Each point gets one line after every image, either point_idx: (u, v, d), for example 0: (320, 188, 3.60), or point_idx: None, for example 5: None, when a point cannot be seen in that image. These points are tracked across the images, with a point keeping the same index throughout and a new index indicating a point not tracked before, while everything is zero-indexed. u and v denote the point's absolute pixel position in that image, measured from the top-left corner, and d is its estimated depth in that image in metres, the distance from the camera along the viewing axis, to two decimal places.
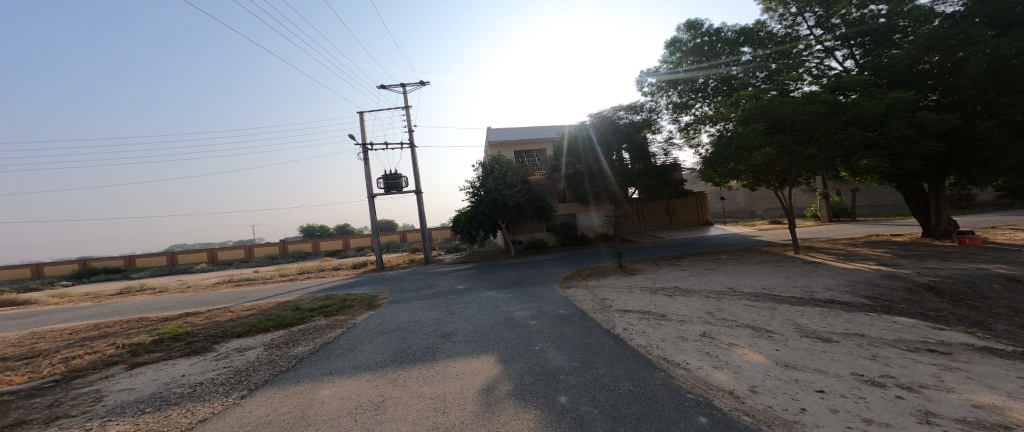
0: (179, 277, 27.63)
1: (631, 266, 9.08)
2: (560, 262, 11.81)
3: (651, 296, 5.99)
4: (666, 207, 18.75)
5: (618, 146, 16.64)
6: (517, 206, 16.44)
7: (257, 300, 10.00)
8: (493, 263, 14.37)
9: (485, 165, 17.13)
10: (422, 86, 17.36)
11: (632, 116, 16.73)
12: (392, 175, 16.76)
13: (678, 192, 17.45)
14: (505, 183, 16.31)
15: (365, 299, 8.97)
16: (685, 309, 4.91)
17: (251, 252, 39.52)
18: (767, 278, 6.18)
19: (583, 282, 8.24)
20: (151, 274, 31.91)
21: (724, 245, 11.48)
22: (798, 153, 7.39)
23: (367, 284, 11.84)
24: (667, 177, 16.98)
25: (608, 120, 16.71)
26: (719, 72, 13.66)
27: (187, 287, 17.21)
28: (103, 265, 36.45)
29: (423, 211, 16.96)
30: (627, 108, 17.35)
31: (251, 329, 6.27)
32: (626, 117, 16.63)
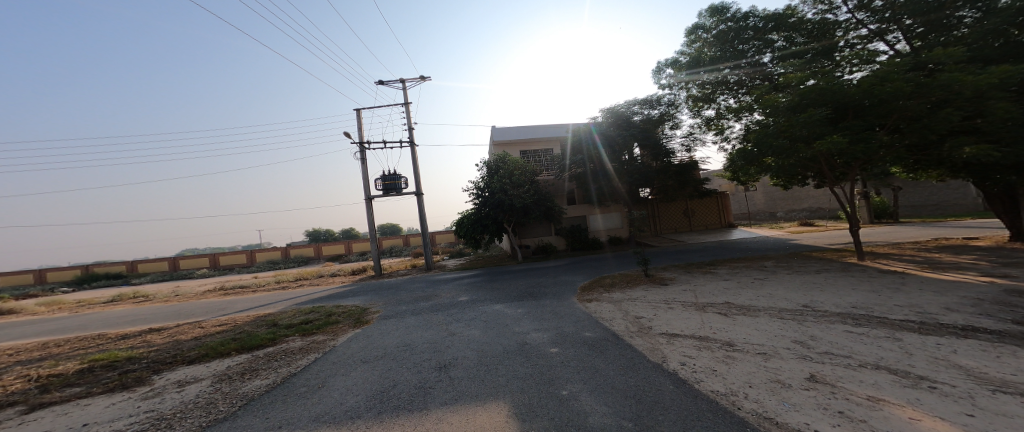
0: (177, 282, 26.85)
1: (661, 274, 7.80)
2: (575, 270, 10.56)
3: (701, 316, 4.70)
4: (685, 209, 17.38)
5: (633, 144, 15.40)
6: (525, 208, 15.30)
7: (236, 312, 8.92)
8: (499, 270, 13.15)
9: (490, 164, 16.04)
10: (423, 81, 16.42)
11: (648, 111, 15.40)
12: (391, 176, 15.74)
13: (699, 192, 16.13)
14: (512, 183, 15.19)
15: (354, 313, 7.81)
16: (761, 334, 3.63)
17: (253, 257, 38.84)
18: (848, 292, 4.87)
19: (607, 294, 6.97)
20: (151, 280, 31.28)
21: (761, 250, 10.12)
22: (873, 141, 6.18)
23: (361, 294, 10.72)
24: (687, 176, 15.74)
25: (622, 117, 15.54)
26: (748, 61, 12.35)
27: (177, 295, 16.26)
28: (105, 270, 35.96)
29: (424, 214, 15.87)
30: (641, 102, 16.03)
31: (209, 353, 5.17)
32: (641, 113, 15.42)
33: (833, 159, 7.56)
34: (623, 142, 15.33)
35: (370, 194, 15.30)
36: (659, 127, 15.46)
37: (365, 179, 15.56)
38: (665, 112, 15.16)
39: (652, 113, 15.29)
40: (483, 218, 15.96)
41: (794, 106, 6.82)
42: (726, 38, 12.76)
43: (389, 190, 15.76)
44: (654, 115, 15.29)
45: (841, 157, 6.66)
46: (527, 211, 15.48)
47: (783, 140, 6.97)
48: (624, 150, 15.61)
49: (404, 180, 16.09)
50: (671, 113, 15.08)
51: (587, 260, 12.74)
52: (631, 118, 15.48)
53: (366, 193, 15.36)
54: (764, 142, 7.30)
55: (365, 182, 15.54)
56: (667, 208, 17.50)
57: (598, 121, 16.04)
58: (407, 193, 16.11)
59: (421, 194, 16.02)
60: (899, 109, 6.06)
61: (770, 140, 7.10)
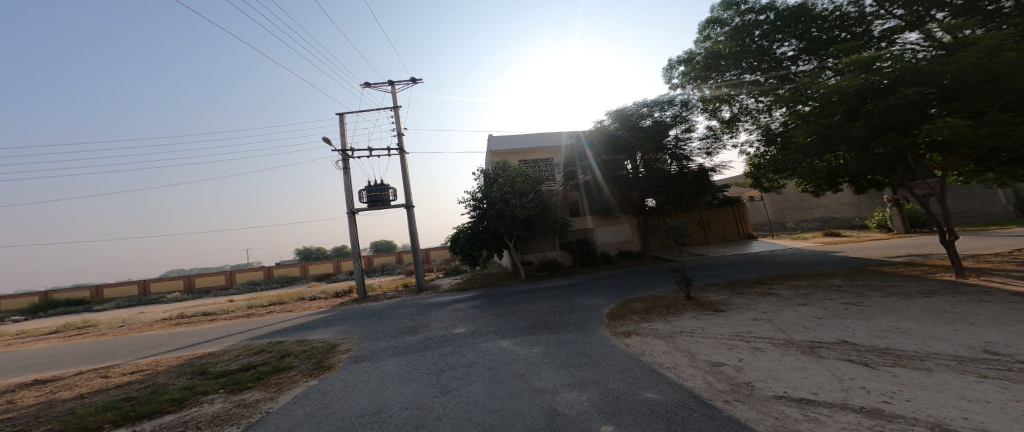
0: (143, 308, 24.43)
1: (706, 297, 6.24)
2: (591, 291, 8.95)
3: (824, 366, 3.02)
4: (699, 219, 16.05)
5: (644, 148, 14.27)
6: (528, 220, 13.83)
7: (169, 351, 7.03)
8: (500, 292, 11.45)
9: (489, 172, 14.64)
10: (414, 84, 15.15)
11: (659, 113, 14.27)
12: (378, 187, 14.16)
13: (716, 201, 14.87)
14: (513, 192, 13.74)
15: (317, 352, 6.04)
16: (999, 412, 1.99)
17: (232, 278, 36.29)
18: (1023, 327, 3.33)
19: (646, 325, 5.31)
20: (115, 306, 28.58)
21: (807, 263, 8.69)
22: (997, 124, 5.00)
23: (335, 323, 8.91)
24: (703, 184, 14.50)
25: (631, 120, 14.43)
26: (771, 57, 11.41)
27: (126, 325, 14.07)
28: (68, 296, 33.10)
29: (414, 228, 14.22)
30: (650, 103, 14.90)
31: (70, 430, 3.39)
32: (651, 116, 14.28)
33: (925, 158, 6.34)
34: (633, 146, 14.20)
35: (353, 207, 13.67)
36: (668, 131, 14.25)
37: (349, 190, 13.97)
38: (676, 114, 14.08)
39: (662, 116, 14.20)
40: (482, 231, 14.44)
41: (866, 91, 5.87)
42: (744, 32, 11.79)
43: (375, 203, 14.15)
44: (665, 118, 14.19)
45: (945, 149, 5.54)
46: (530, 223, 14.04)
47: (862, 127, 5.90)
48: (634, 154, 14.52)
49: (392, 192, 14.52)
50: (684, 115, 14.08)
51: (600, 279, 11.17)
52: (641, 120, 14.38)
53: (349, 206, 13.70)
54: (831, 132, 6.24)
55: (349, 193, 13.95)
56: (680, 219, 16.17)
57: (606, 125, 14.91)
58: (395, 206, 14.50)
59: (411, 206, 14.41)
60: (1017, 88, 5.05)
61: (843, 130, 6.05)
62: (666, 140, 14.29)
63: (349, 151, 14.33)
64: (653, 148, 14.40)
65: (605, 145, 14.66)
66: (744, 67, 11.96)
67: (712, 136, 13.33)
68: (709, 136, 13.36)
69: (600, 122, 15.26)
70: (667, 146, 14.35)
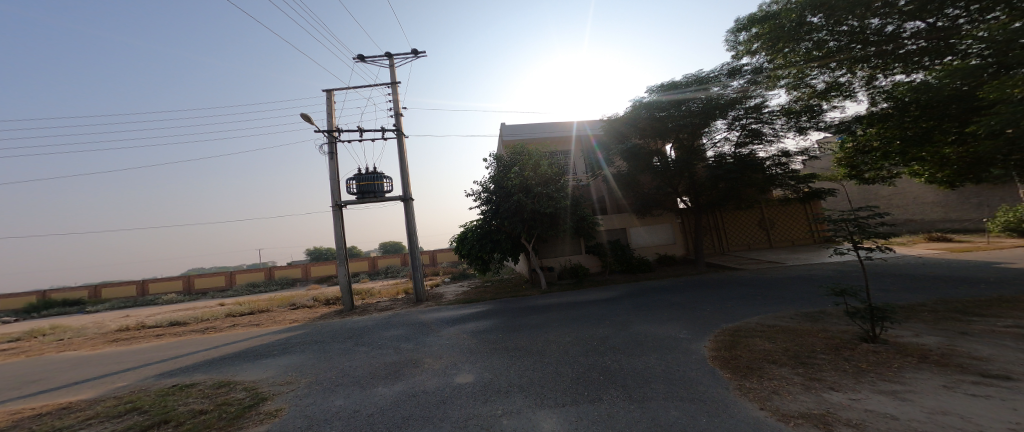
0: (127, 312, 22.64)
1: (903, 340, 3.49)
2: (652, 312, 6.25)
3: None
4: (761, 217, 12.82)
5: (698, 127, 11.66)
6: (552, 215, 11.37)
7: (22, 397, 4.63)
8: (518, 307, 8.87)
9: (503, 159, 12.09)
10: (415, 56, 12.98)
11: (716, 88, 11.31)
12: (370, 175, 11.78)
13: (784, 195, 11.72)
14: (535, 181, 11.19)
15: (215, 419, 3.50)
16: None
17: (232, 279, 34.66)
18: None
19: (843, 400, 2.58)
20: (106, 308, 27.08)
21: (990, 281, 5.75)
22: None
23: (292, 349, 6.42)
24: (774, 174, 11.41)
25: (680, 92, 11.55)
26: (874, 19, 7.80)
27: (75, 335, 11.95)
28: (63, 297, 31.75)
29: (413, 225, 11.78)
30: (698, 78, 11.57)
31: None
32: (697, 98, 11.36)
33: None
34: (682, 124, 11.56)
35: (339, 199, 11.30)
36: (721, 112, 11.30)
37: (335, 179, 11.65)
38: (735, 90, 11.09)
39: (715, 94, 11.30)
40: (494, 229, 11.93)
41: None
42: None
43: (367, 195, 11.79)
44: (719, 95, 11.21)
45: None
46: (553, 219, 11.55)
47: None
48: (676, 132, 11.73)
49: (388, 182, 12.15)
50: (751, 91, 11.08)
51: (651, 292, 8.49)
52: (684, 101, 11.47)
53: (334, 198, 11.35)
54: None
55: (335, 182, 11.63)
56: (736, 216, 12.86)
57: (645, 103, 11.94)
58: (391, 198, 12.10)
59: (410, 198, 12.00)
60: None
61: None
62: (717, 121, 11.51)
63: (336, 133, 12.05)
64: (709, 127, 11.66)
65: (641, 124, 11.97)
66: (829, 33, 8.53)
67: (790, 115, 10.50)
68: (789, 112, 10.48)
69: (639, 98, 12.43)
70: (713, 126, 11.58)
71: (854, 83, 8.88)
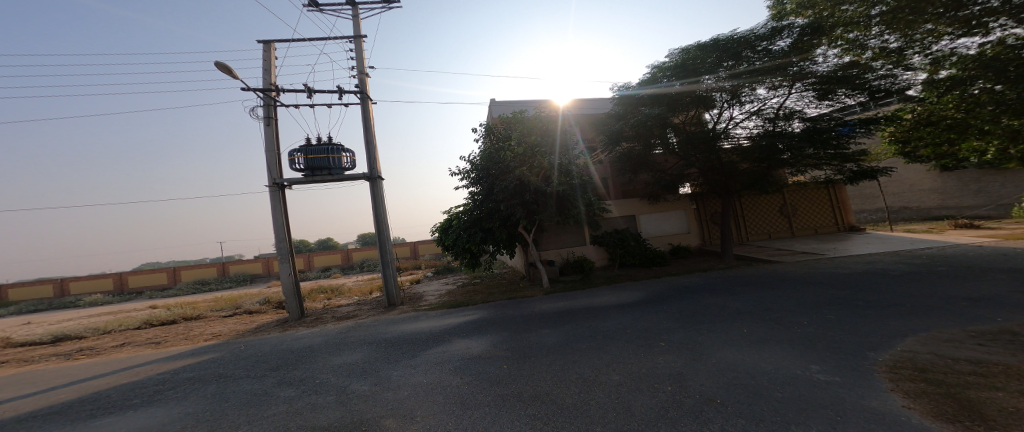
0: (34, 319, 18.72)
1: None
2: (722, 327, 4.34)
3: None
4: (783, 203, 11.39)
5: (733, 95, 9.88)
6: (560, 196, 9.56)
7: None
8: (520, 316, 6.80)
9: (496, 129, 9.96)
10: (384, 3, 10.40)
11: (752, 54, 9.37)
12: (322, 147, 9.19)
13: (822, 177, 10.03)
14: (540, 155, 9.20)
15: None
16: None
17: (179, 276, 30.50)
18: None
19: None
20: (13, 312, 22.76)
21: None
22: None
23: (170, 396, 4.04)
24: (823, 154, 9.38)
25: (708, 58, 9.63)
26: None
27: None
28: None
29: (382, 208, 9.40)
30: (735, 38, 9.47)
31: None
32: (717, 69, 9.59)
33: None
34: (705, 95, 9.86)
35: (280, 177, 8.70)
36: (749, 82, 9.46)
37: (276, 151, 9.02)
38: (775, 53, 9.12)
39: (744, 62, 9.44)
40: (485, 214, 9.74)
41: None
42: None
43: (320, 171, 9.24)
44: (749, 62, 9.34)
45: None
46: (561, 201, 9.70)
47: None
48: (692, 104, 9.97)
49: (348, 157, 9.64)
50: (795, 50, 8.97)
51: (689, 295, 6.63)
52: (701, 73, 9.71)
53: (274, 175, 8.73)
54: None
55: (276, 155, 8.99)
56: (756, 203, 11.39)
57: (666, 70, 10.17)
58: (352, 177, 9.60)
59: (376, 176, 9.53)
60: None
61: None
62: (748, 91, 9.67)
63: (277, 93, 9.33)
64: (744, 96, 9.83)
65: (651, 98, 10.34)
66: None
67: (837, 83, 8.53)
68: (841, 78, 8.53)
69: (658, 65, 10.55)
70: (743, 94, 9.78)
71: (916, 41, 6.50)
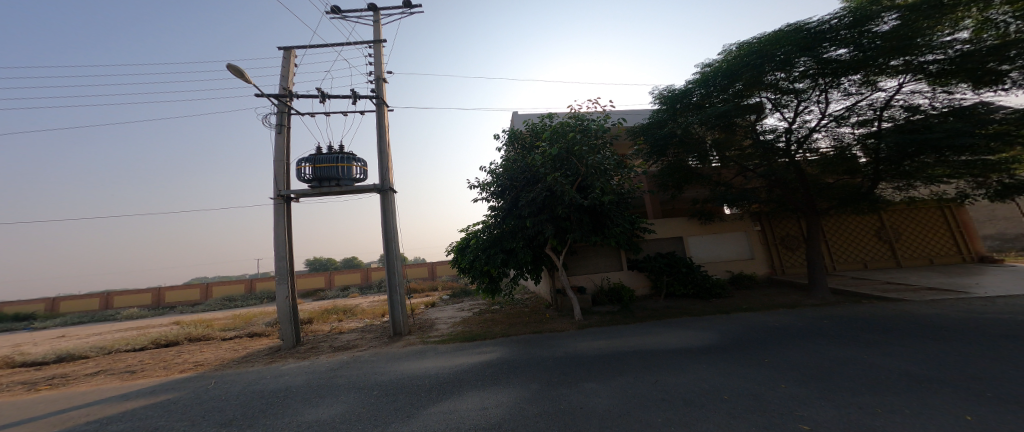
0: (67, 332, 19.08)
1: None
2: (891, 402, 2.64)
3: None
4: (880, 225, 9.23)
5: (813, 93, 7.81)
6: (597, 209, 8.02)
7: None
8: (550, 360, 5.26)
9: (521, 134, 8.73)
10: (406, 8, 9.87)
11: (840, 42, 7.21)
12: (332, 156, 8.42)
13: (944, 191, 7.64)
14: (571, 161, 7.47)
15: None
16: None
17: (210, 292, 31.18)
18: None
19: None
20: (55, 324, 23.65)
21: None
22: None
23: None
24: (954, 168, 6.79)
25: (777, 50, 7.56)
26: None
27: None
28: (18, 309, 28.35)
29: (394, 222, 8.34)
30: (814, 27, 7.48)
31: None
32: (787, 66, 7.62)
33: None
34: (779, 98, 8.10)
35: (285, 188, 7.96)
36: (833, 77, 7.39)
37: (284, 160, 8.34)
38: (876, 37, 6.84)
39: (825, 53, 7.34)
40: (508, 232, 8.38)
41: None
42: None
43: (327, 182, 8.45)
44: (833, 54, 7.25)
45: None
46: (597, 218, 8.19)
47: None
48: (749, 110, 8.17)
49: (359, 167, 8.83)
50: (911, 27, 6.50)
51: (783, 344, 4.84)
52: (764, 71, 7.77)
53: (279, 186, 8.00)
54: None
55: (284, 165, 8.32)
56: (843, 224, 9.30)
57: (721, 69, 8.48)
58: (363, 188, 8.73)
59: (387, 188, 8.57)
60: None
61: None
62: (835, 88, 7.57)
63: (291, 99, 8.81)
64: (828, 94, 7.73)
65: (701, 101, 8.89)
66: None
67: (976, 71, 6.10)
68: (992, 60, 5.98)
69: (711, 63, 8.99)
70: (826, 93, 7.73)
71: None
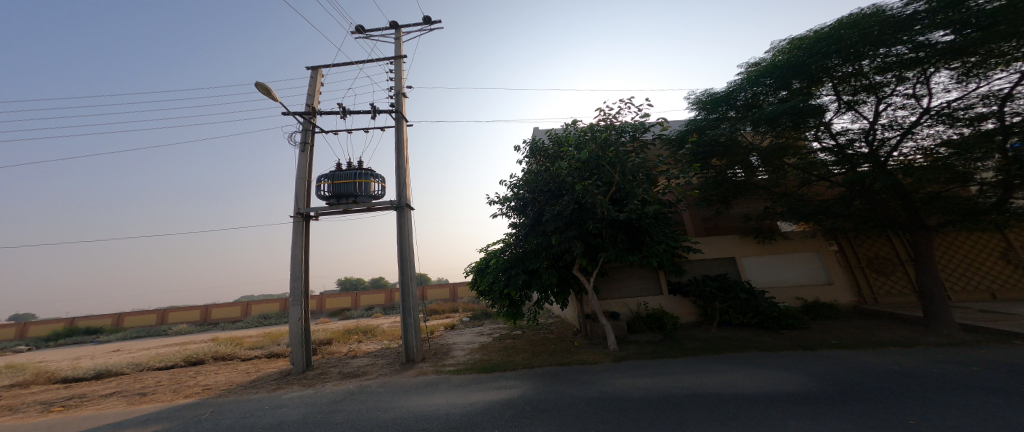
0: (119, 347, 20.31)
1: None
2: None
3: None
4: (1000, 248, 8.29)
5: (897, 87, 6.53)
6: (632, 224, 7.05)
7: None
8: (583, 402, 4.33)
9: (543, 146, 8.09)
10: (429, 25, 9.93)
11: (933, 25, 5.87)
12: (351, 172, 8.29)
13: None
14: (599, 170, 6.67)
15: None
16: None
17: (248, 309, 32.61)
18: None
19: None
20: (113, 339, 25.43)
21: None
22: None
23: None
24: None
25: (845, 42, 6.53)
26: None
27: None
28: (85, 323, 30.95)
29: (410, 241, 7.90)
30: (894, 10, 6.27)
31: None
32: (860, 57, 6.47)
33: None
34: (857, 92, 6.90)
35: (304, 205, 7.85)
36: (927, 66, 6.06)
37: (305, 177, 8.30)
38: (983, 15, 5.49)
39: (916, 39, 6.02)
40: (531, 252, 7.66)
41: None
42: None
43: (346, 198, 8.28)
44: (924, 39, 5.94)
45: None
46: (632, 234, 7.23)
47: None
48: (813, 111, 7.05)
49: (378, 184, 8.64)
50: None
51: (896, 398, 3.64)
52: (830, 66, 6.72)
53: (299, 203, 7.91)
54: None
55: (305, 182, 8.27)
56: (947, 251, 8.67)
57: (776, 66, 7.47)
58: (381, 205, 8.47)
59: (404, 205, 8.23)
60: None
61: None
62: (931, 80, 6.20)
63: (315, 117, 8.90)
64: (917, 87, 6.43)
65: (750, 102, 7.90)
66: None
67: None
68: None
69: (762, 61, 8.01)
70: (914, 85, 6.42)
71: None
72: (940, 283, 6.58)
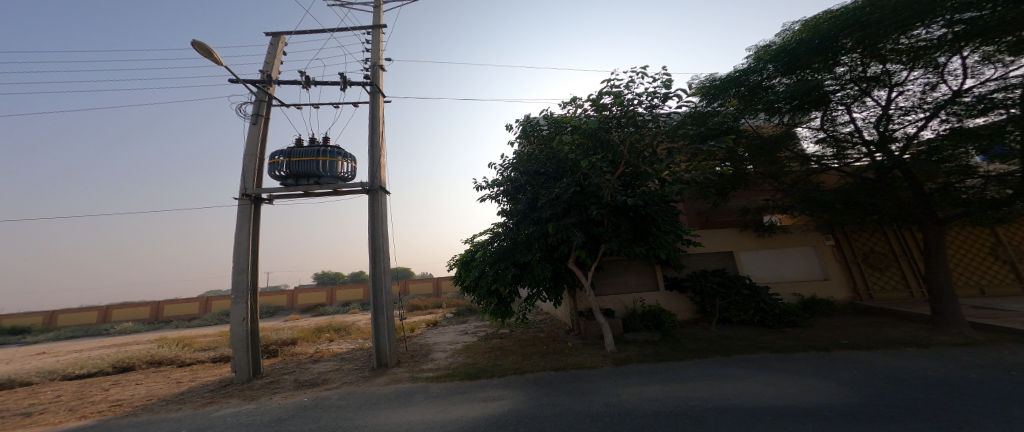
0: (49, 348, 17.94)
1: None
2: None
3: None
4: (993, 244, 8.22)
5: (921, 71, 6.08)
6: (638, 211, 6.40)
7: None
8: (590, 419, 3.54)
9: (538, 125, 7.22)
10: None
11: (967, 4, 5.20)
12: (314, 149, 7.14)
13: None
14: (605, 148, 5.90)
15: None
16: None
17: (209, 305, 30.08)
18: None
19: None
20: (44, 339, 22.61)
21: None
22: None
23: None
24: None
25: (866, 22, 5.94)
26: None
27: None
28: (14, 322, 27.52)
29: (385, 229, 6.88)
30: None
31: None
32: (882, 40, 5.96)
33: None
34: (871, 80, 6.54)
35: (253, 186, 6.61)
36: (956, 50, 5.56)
37: (257, 154, 7.05)
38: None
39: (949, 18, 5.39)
40: (522, 243, 6.83)
41: None
42: None
43: (306, 179, 7.12)
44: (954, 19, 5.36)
45: None
46: (637, 222, 6.59)
47: None
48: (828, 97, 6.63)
49: (347, 164, 7.51)
50: None
51: (961, 413, 3.04)
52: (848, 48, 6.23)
53: (247, 183, 6.67)
54: None
55: (256, 159, 7.03)
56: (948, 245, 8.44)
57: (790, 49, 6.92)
58: (351, 188, 7.36)
59: (377, 188, 7.17)
60: None
61: None
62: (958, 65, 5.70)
63: (272, 86, 7.62)
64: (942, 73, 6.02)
65: (760, 87, 7.38)
66: None
67: None
68: None
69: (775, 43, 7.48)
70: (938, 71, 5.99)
71: None
72: (948, 278, 6.28)
